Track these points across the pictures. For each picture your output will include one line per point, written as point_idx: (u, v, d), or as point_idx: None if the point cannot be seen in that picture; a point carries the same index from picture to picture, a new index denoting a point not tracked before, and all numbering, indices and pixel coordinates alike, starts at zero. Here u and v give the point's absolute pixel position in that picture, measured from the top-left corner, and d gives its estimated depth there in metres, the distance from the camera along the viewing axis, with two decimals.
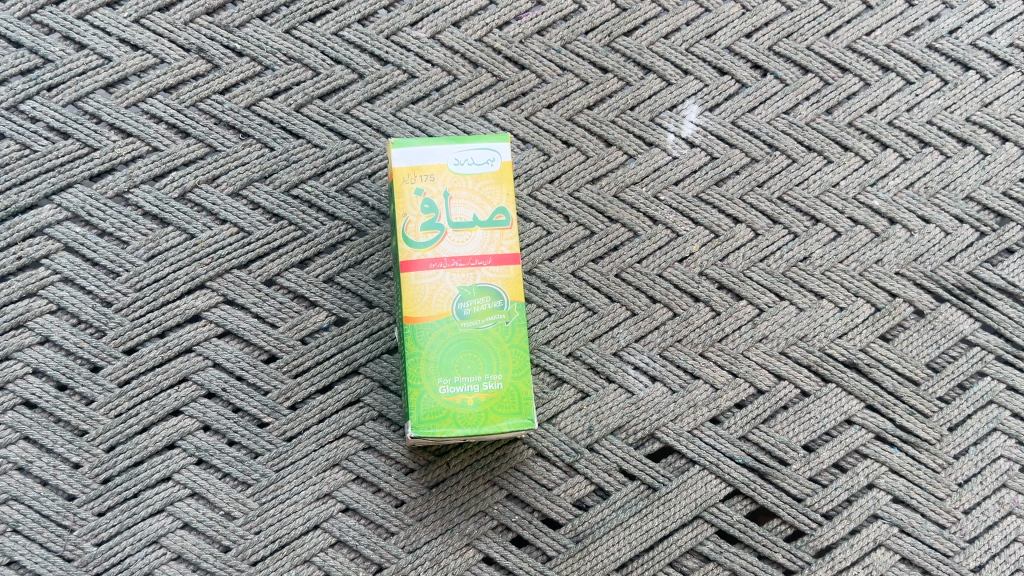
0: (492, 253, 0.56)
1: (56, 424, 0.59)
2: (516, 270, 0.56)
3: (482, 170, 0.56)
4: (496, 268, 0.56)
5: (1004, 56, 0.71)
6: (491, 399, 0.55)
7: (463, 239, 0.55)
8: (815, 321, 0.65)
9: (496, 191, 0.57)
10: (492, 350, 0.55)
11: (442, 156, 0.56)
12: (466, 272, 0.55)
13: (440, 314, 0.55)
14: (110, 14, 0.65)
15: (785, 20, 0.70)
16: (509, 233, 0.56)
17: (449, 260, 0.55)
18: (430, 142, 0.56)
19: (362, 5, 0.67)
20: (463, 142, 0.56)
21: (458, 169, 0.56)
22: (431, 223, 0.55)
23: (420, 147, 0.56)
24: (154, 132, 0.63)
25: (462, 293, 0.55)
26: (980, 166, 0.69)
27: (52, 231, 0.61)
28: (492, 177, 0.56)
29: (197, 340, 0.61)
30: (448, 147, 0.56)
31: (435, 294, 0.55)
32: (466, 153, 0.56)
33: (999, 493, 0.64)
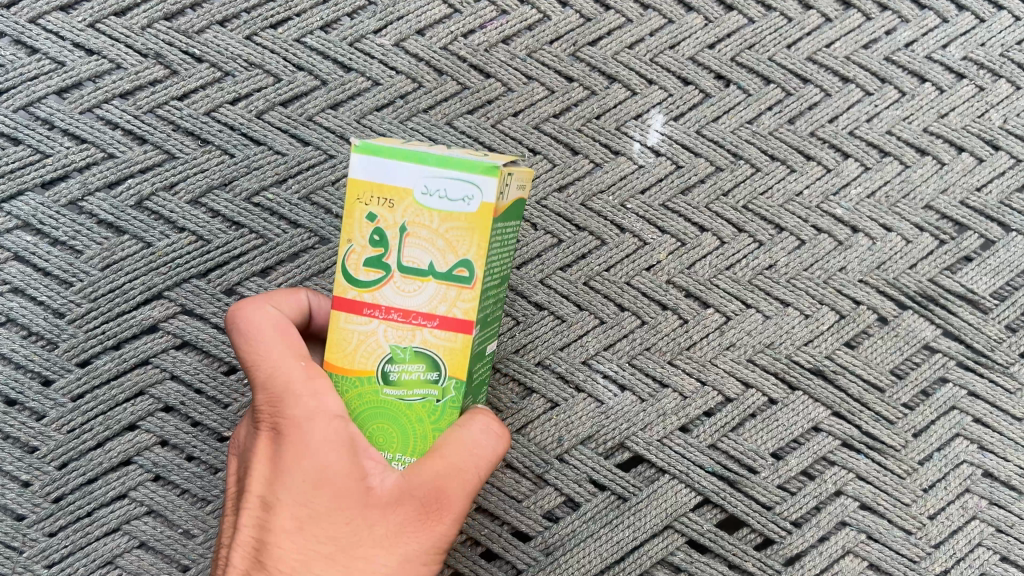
0: (442, 313, 0.40)
1: (6, 440, 0.58)
2: (466, 342, 0.41)
3: (458, 206, 0.39)
4: (440, 334, 0.41)
5: (959, 68, 0.72)
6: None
7: (411, 288, 0.40)
8: (781, 328, 0.65)
9: (467, 237, 0.40)
10: (413, 430, 0.42)
11: (411, 176, 0.39)
12: (405, 329, 0.41)
13: (359, 374, 0.41)
14: (63, 18, 0.63)
15: (748, 31, 0.70)
16: (469, 295, 0.40)
17: (388, 309, 0.41)
18: (396, 153, 0.39)
19: (324, 11, 0.65)
20: (440, 161, 0.39)
21: (425, 199, 0.39)
22: (376, 260, 0.40)
23: (389, 158, 0.39)
24: (109, 138, 0.62)
25: (392, 354, 0.41)
26: (939, 176, 0.70)
27: (2, 240, 0.60)
28: (467, 215, 0.39)
29: (154, 352, 0.59)
30: (418, 162, 0.39)
31: (361, 346, 0.41)
32: (439, 180, 0.39)
33: (963, 498, 0.64)
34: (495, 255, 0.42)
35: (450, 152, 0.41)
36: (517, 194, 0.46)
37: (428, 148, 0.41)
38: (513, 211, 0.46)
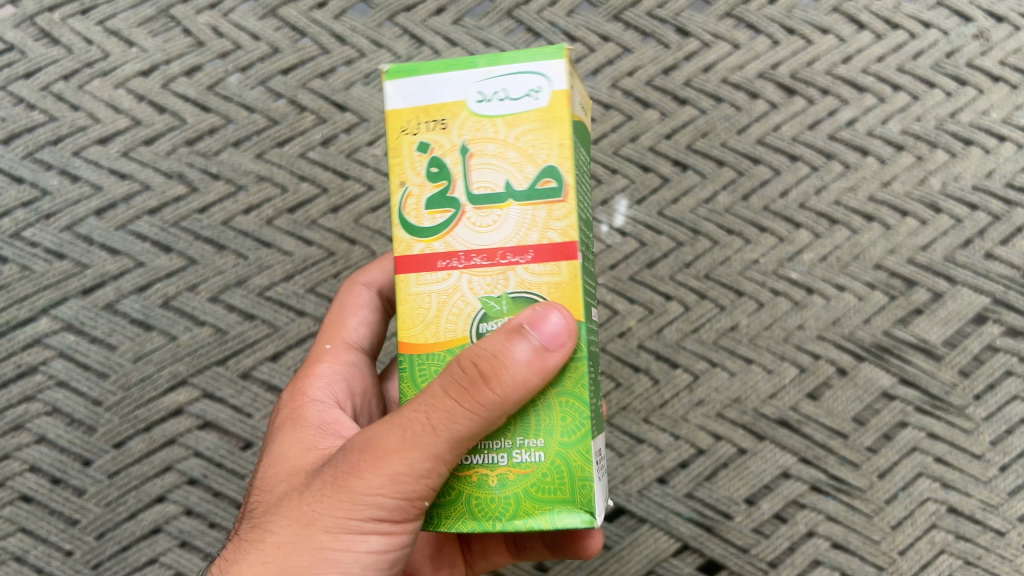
0: (533, 243, 0.41)
1: (50, 515, 0.66)
2: (570, 268, 0.40)
3: (524, 105, 0.41)
4: (538, 266, 0.41)
5: (898, 141, 0.78)
6: (528, 478, 0.40)
7: (484, 223, 0.41)
8: (746, 383, 0.71)
9: (545, 146, 0.41)
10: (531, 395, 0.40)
11: (460, 89, 0.42)
12: (494, 274, 0.41)
13: (451, 342, 0.42)
14: (101, 150, 0.73)
15: (700, 121, 0.79)
16: (567, 208, 0.41)
17: (468, 254, 0.41)
18: (438, 69, 0.42)
19: (324, 128, 0.75)
20: (491, 65, 0.42)
21: (481, 108, 0.42)
22: (440, 198, 0.42)
23: (423, 78, 0.42)
24: (140, 249, 0.72)
25: (486, 310, 0.41)
26: (886, 238, 0.75)
27: (49, 340, 0.70)
28: (507, 122, 0.41)
29: (180, 432, 0.68)
30: (466, 73, 0.42)
31: (443, 306, 0.42)
32: (494, 83, 0.41)
33: (931, 533, 0.68)
34: (580, 168, 0.44)
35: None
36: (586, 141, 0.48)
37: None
38: (585, 148, 0.48)
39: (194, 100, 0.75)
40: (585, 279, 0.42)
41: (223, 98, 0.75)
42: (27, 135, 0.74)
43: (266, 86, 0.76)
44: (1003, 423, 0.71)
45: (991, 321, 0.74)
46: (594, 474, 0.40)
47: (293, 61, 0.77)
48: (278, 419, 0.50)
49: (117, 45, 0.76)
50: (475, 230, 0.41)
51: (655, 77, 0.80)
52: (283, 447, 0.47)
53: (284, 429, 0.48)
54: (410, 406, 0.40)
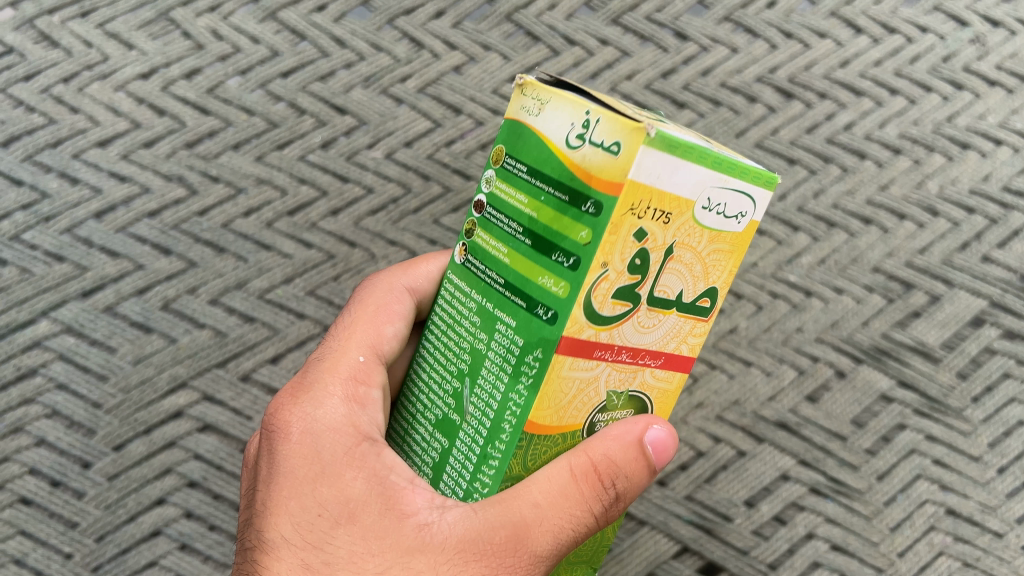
0: (670, 350, 0.41)
1: (50, 517, 0.67)
2: (682, 379, 0.42)
3: (727, 226, 0.38)
4: (662, 371, 0.41)
5: (895, 145, 0.79)
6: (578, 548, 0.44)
7: (648, 322, 0.39)
8: (746, 386, 0.72)
9: (719, 260, 0.39)
10: None
11: (699, 184, 0.36)
12: (629, 370, 0.40)
13: (568, 428, 0.39)
14: (100, 153, 0.73)
15: (699, 125, 0.79)
16: (703, 324, 0.41)
17: (622, 349, 0.38)
18: (691, 155, 0.35)
19: (324, 132, 0.75)
20: (729, 174, 0.37)
21: (701, 214, 0.37)
22: (627, 291, 0.36)
23: (674, 154, 0.34)
24: (139, 252, 0.72)
25: (607, 402, 0.40)
26: (885, 242, 0.76)
27: (49, 342, 0.70)
28: (705, 230, 0.38)
29: (180, 434, 0.68)
30: (711, 174, 0.36)
31: (580, 392, 0.38)
32: (723, 194, 0.37)
33: (929, 535, 0.69)
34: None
35: (696, 141, 0.39)
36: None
37: (692, 136, 0.38)
38: None
39: (193, 103, 0.75)
40: None
41: (222, 101, 0.75)
42: (26, 138, 0.74)
43: (266, 89, 0.76)
44: (1000, 426, 0.71)
45: (988, 324, 0.74)
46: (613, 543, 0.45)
47: (293, 65, 0.76)
48: (304, 456, 0.44)
49: (116, 48, 0.76)
50: (637, 329, 0.38)
51: (654, 81, 0.80)
52: (329, 500, 0.43)
53: (320, 475, 0.43)
54: (537, 504, 0.39)
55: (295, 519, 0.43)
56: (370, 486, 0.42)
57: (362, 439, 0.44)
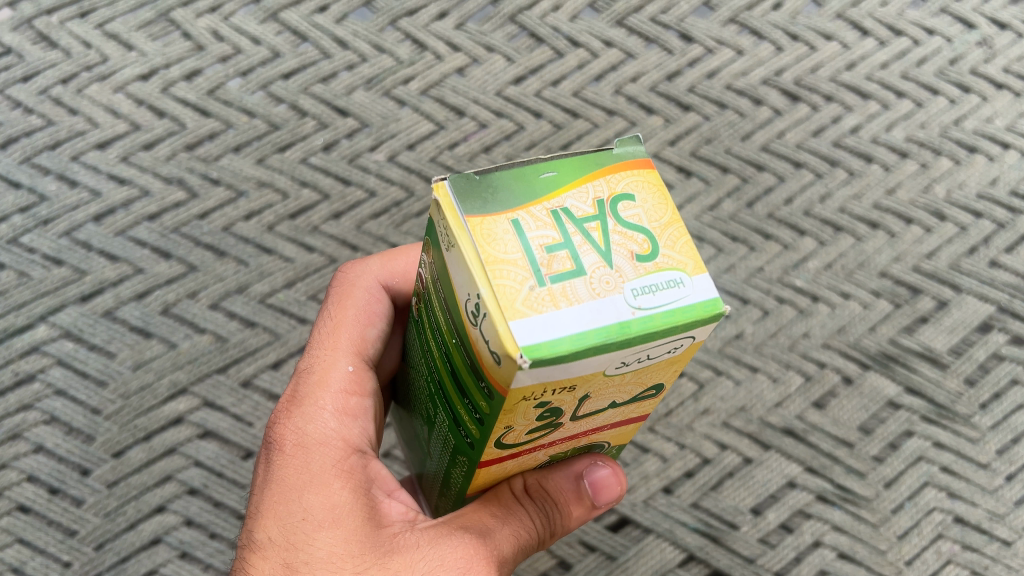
0: (618, 420, 0.40)
1: (49, 525, 0.64)
2: (635, 428, 0.42)
3: (659, 357, 0.33)
4: (610, 432, 0.41)
5: (902, 148, 0.78)
6: None
7: (578, 424, 0.38)
8: (752, 392, 0.71)
9: (659, 374, 0.35)
10: None
11: (598, 364, 0.32)
12: (568, 444, 0.41)
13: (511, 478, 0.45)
14: (100, 155, 0.73)
15: (704, 127, 0.78)
16: (652, 402, 0.38)
17: (553, 442, 0.40)
18: (586, 354, 0.30)
19: (326, 134, 0.75)
20: (646, 336, 0.31)
21: (615, 370, 0.33)
22: (541, 423, 0.36)
23: (559, 364, 0.30)
24: (139, 256, 0.71)
25: (551, 456, 0.44)
26: (891, 246, 0.75)
27: (46, 348, 0.68)
28: (639, 368, 0.33)
29: (180, 441, 0.67)
30: (612, 352, 0.31)
31: (519, 464, 0.42)
32: (640, 353, 0.32)
33: (937, 543, 0.68)
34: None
35: (634, 267, 0.32)
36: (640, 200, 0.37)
37: (620, 280, 0.32)
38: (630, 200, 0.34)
39: (194, 104, 0.75)
40: None
41: (223, 103, 0.75)
42: (24, 140, 0.73)
43: (267, 91, 0.76)
44: (1008, 432, 0.71)
45: (996, 330, 0.74)
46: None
47: (294, 66, 0.76)
48: (294, 463, 0.46)
49: (116, 49, 0.76)
50: (566, 431, 0.39)
51: (659, 83, 0.79)
52: (314, 506, 0.44)
53: (306, 483, 0.45)
54: (496, 522, 0.44)
55: (281, 522, 0.44)
56: (355, 496, 0.44)
57: (352, 451, 0.46)
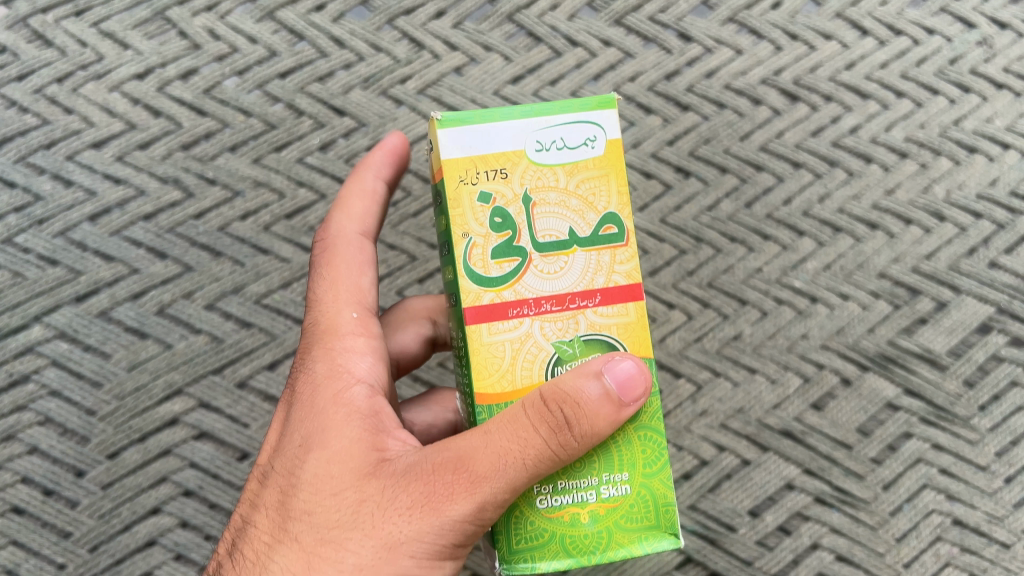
0: (600, 286, 0.45)
1: (43, 527, 0.65)
2: (637, 310, 0.46)
3: (580, 154, 0.45)
4: (605, 309, 0.45)
5: (902, 149, 0.78)
6: (617, 511, 0.44)
7: (550, 266, 0.45)
8: (750, 394, 0.71)
9: (601, 187, 0.46)
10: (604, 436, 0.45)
11: (516, 140, 0.45)
12: (564, 318, 0.45)
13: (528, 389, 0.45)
14: (95, 154, 0.72)
15: (703, 127, 0.78)
16: (626, 249, 0.46)
17: (538, 300, 0.45)
18: (492, 118, 0.45)
19: (322, 134, 0.74)
20: (548, 113, 0.45)
21: (540, 156, 0.45)
22: (507, 248, 0.45)
23: (475, 123, 0.45)
24: (134, 256, 0.70)
25: (559, 353, 0.45)
26: (891, 247, 0.75)
27: (41, 348, 0.68)
28: (563, 163, 0.45)
29: (175, 442, 0.67)
30: (519, 120, 0.45)
31: (520, 351, 0.45)
32: (550, 132, 0.45)
33: (935, 546, 0.68)
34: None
35: None
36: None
37: None
38: None
39: (189, 104, 0.74)
40: None
41: (219, 102, 0.74)
42: (18, 139, 0.73)
43: (263, 90, 0.75)
44: (1007, 434, 0.71)
45: (995, 331, 0.73)
46: (676, 498, 0.45)
47: (291, 65, 0.75)
48: (307, 397, 0.48)
49: (112, 47, 0.75)
50: (542, 275, 0.45)
51: (658, 83, 0.79)
52: (311, 432, 0.46)
53: (309, 411, 0.48)
54: (497, 441, 0.41)
55: (287, 449, 0.47)
56: (350, 416, 0.46)
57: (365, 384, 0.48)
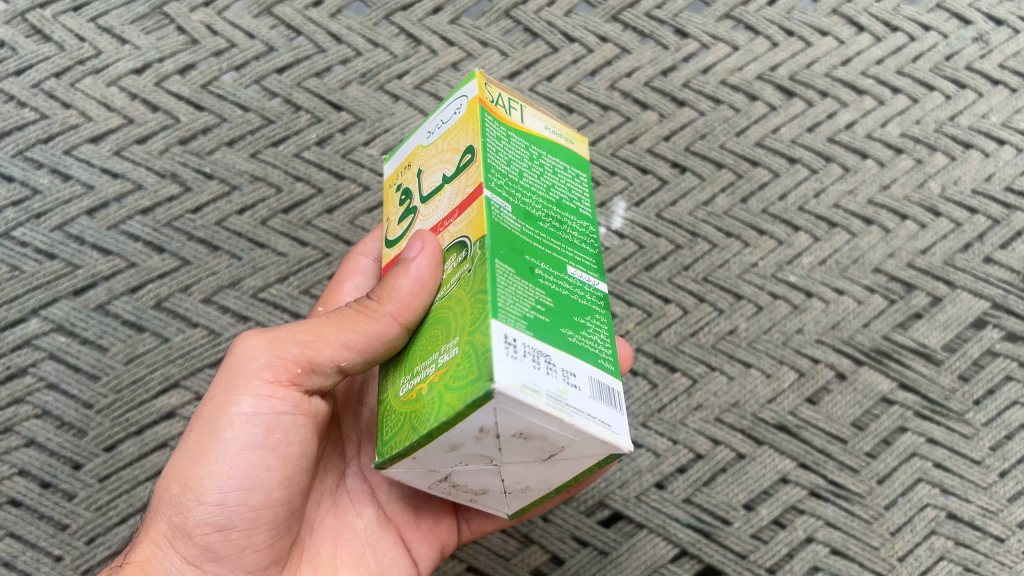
0: (459, 202, 0.44)
1: (40, 519, 0.65)
2: (478, 205, 0.42)
3: (449, 122, 0.47)
4: (460, 220, 0.44)
5: (897, 144, 0.78)
6: (444, 374, 0.40)
7: (429, 209, 0.48)
8: (745, 387, 0.71)
9: (461, 134, 0.46)
10: (451, 316, 0.42)
11: (419, 138, 0.51)
12: (430, 241, 0.46)
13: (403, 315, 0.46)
14: (93, 149, 0.73)
15: (699, 123, 0.78)
16: (473, 167, 0.43)
17: (419, 236, 0.47)
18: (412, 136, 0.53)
19: (320, 129, 0.75)
20: (436, 112, 0.50)
21: (427, 140, 0.50)
22: (409, 209, 0.50)
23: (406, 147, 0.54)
24: (132, 250, 0.71)
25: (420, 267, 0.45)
26: (886, 242, 0.75)
27: (38, 341, 0.68)
28: (445, 130, 0.47)
29: (172, 435, 0.67)
30: (424, 127, 0.51)
31: None
32: (436, 122, 0.49)
33: (930, 539, 0.67)
34: (511, 143, 0.46)
35: None
36: (563, 142, 0.49)
37: None
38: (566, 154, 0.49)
39: (188, 99, 0.75)
40: (512, 219, 0.43)
41: (217, 97, 0.75)
42: (17, 133, 0.73)
43: (261, 85, 0.76)
44: (1002, 429, 0.70)
45: (990, 326, 0.73)
46: (490, 342, 0.37)
47: (288, 60, 0.76)
48: None
49: (110, 42, 0.76)
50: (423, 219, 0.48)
51: (654, 79, 0.79)
52: None
53: None
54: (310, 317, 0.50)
55: None
56: None
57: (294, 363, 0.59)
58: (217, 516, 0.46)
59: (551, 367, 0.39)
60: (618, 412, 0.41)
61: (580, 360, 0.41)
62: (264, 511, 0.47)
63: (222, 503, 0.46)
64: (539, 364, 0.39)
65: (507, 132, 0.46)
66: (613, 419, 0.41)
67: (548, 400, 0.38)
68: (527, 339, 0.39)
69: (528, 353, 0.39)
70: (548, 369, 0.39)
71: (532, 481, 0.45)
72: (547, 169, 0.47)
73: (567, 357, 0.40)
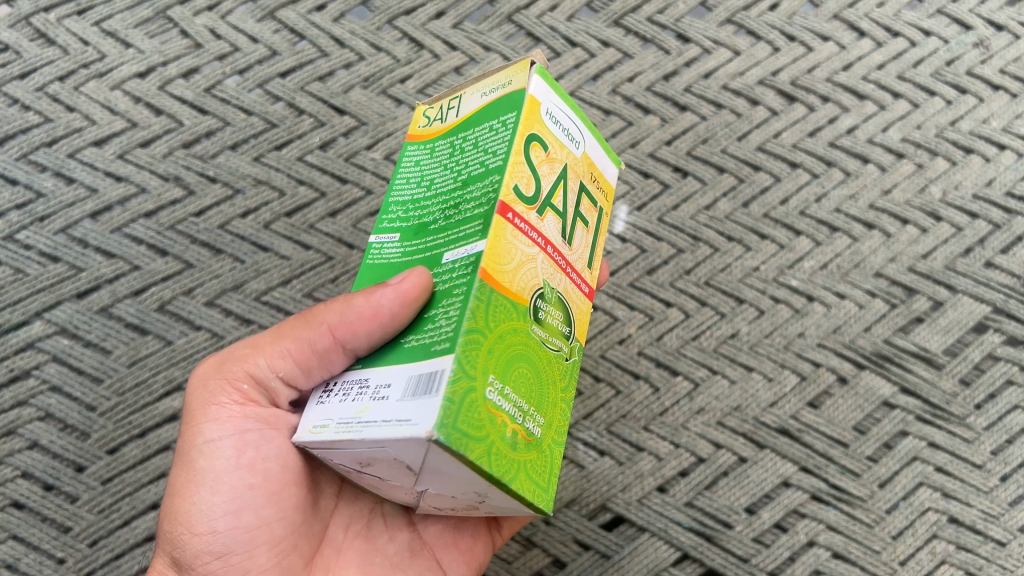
0: None
1: (43, 522, 0.65)
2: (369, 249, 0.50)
3: None
4: None
5: (898, 149, 0.78)
6: None
7: None
8: (746, 391, 0.71)
9: None
10: None
11: None
12: None
13: None
14: (97, 152, 0.73)
15: (700, 127, 0.78)
16: None
17: None
18: None
19: (322, 133, 0.75)
20: None
21: None
22: None
23: None
24: (135, 253, 0.71)
25: None
26: (887, 246, 0.75)
27: (41, 344, 0.69)
28: None
29: (175, 438, 0.67)
30: None
31: None
32: None
33: (931, 543, 0.68)
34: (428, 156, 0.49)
35: None
36: (493, 100, 0.46)
37: None
38: (492, 112, 0.46)
39: (191, 102, 0.75)
40: (394, 248, 0.48)
41: (220, 100, 0.75)
42: (21, 137, 0.74)
43: (264, 89, 0.76)
44: (1004, 433, 0.70)
45: (991, 330, 0.73)
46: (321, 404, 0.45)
47: (291, 64, 0.77)
48: None
49: (114, 46, 0.76)
50: None
51: (656, 83, 0.79)
52: None
53: None
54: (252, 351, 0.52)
55: None
56: None
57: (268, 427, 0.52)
58: (213, 544, 0.48)
59: (360, 389, 0.42)
60: (430, 398, 0.38)
61: (407, 363, 0.41)
62: (259, 531, 0.48)
63: (215, 530, 0.48)
64: (348, 394, 0.43)
65: (427, 142, 0.50)
66: (417, 410, 0.37)
67: (337, 428, 0.41)
68: (353, 378, 0.44)
69: (349, 392, 0.43)
70: (358, 395, 0.42)
71: (472, 488, 0.42)
72: (464, 149, 0.47)
73: (386, 370, 0.42)
